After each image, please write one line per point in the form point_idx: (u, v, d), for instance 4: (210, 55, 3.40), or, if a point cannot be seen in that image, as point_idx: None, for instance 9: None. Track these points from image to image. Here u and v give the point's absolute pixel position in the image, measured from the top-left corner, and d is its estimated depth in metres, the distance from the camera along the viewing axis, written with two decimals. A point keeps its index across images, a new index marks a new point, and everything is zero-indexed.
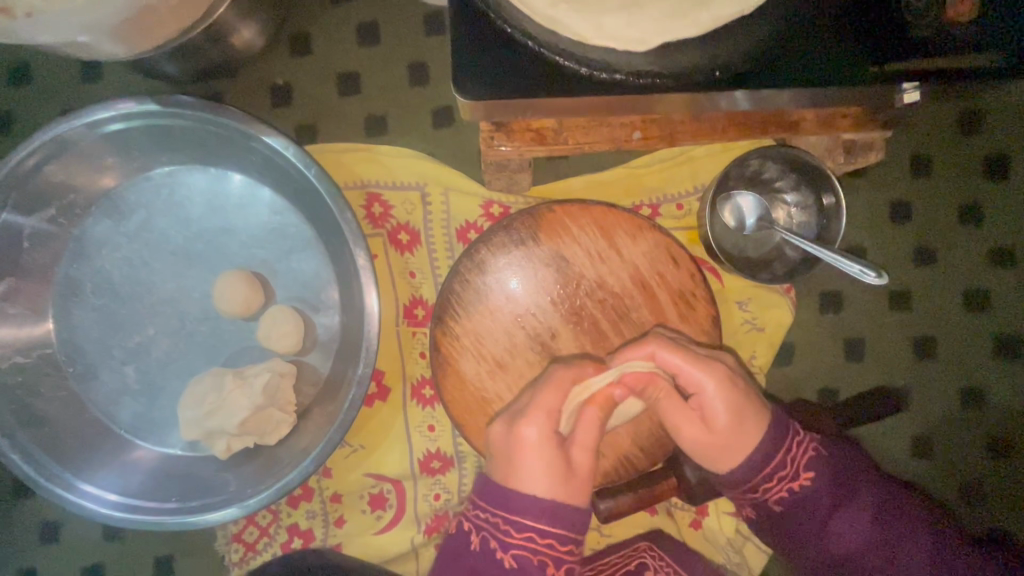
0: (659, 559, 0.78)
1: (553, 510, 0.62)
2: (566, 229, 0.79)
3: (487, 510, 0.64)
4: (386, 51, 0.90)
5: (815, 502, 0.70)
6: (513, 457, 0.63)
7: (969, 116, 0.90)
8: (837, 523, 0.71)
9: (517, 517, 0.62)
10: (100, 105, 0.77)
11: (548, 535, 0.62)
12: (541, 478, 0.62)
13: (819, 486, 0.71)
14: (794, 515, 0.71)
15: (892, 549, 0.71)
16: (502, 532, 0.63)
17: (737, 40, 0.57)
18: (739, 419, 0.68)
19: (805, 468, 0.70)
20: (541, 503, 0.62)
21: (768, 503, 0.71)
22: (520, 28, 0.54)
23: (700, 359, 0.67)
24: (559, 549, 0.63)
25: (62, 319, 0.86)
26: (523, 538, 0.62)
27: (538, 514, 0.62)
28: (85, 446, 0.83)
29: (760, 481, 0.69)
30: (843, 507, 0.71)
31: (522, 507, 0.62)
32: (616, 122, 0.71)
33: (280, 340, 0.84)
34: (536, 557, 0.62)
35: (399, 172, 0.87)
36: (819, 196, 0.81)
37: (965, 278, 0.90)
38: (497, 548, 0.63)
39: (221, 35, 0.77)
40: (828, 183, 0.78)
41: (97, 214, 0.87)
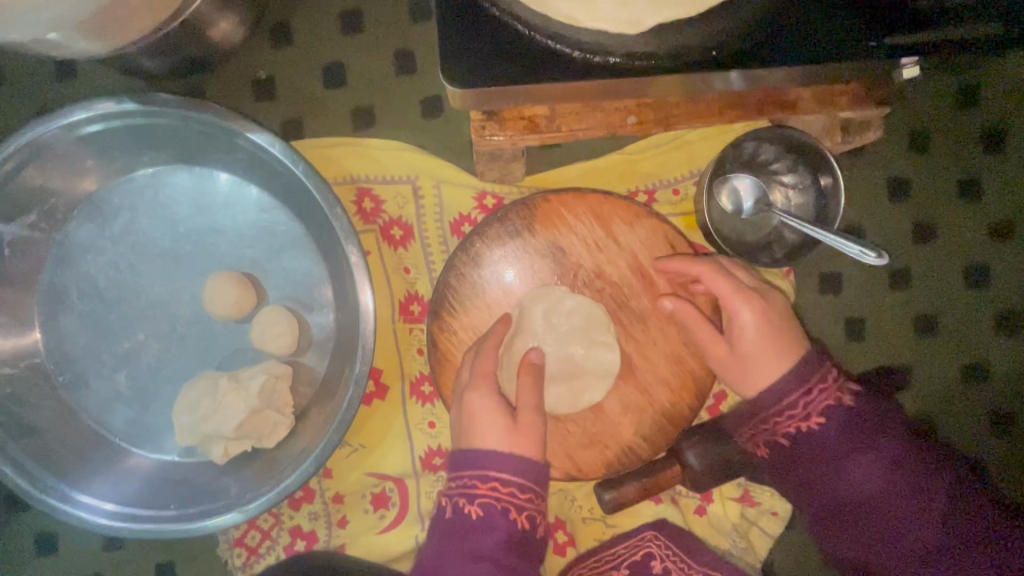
0: (664, 548, 0.81)
1: (509, 458, 0.68)
2: (562, 218, 0.78)
3: (454, 473, 0.69)
4: (371, 40, 0.87)
5: (828, 442, 0.70)
6: (469, 423, 0.71)
7: (964, 91, 0.88)
8: (850, 468, 0.69)
9: (483, 469, 0.68)
10: (76, 106, 0.75)
11: (507, 483, 0.67)
12: (492, 435, 0.69)
13: (833, 427, 0.70)
14: (803, 455, 0.71)
15: (907, 505, 0.67)
16: (469, 488, 0.67)
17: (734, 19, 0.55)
18: (774, 348, 0.72)
19: (820, 411, 0.70)
20: (494, 453, 0.68)
21: (776, 439, 0.73)
22: (508, 10, 0.54)
23: (742, 291, 0.72)
24: (520, 497, 0.67)
25: (49, 328, 0.85)
26: (487, 487, 0.67)
27: (496, 463, 0.67)
28: (79, 456, 0.82)
29: (772, 415, 0.72)
30: (858, 454, 0.69)
31: (481, 461, 0.68)
32: (609, 106, 0.68)
33: (273, 341, 0.82)
34: (502, 506, 0.66)
35: (389, 165, 0.85)
36: (817, 176, 0.79)
37: (963, 255, 0.89)
38: (466, 504, 0.67)
39: (199, 28, 0.74)
40: (827, 162, 0.77)
41: (79, 219, 0.85)
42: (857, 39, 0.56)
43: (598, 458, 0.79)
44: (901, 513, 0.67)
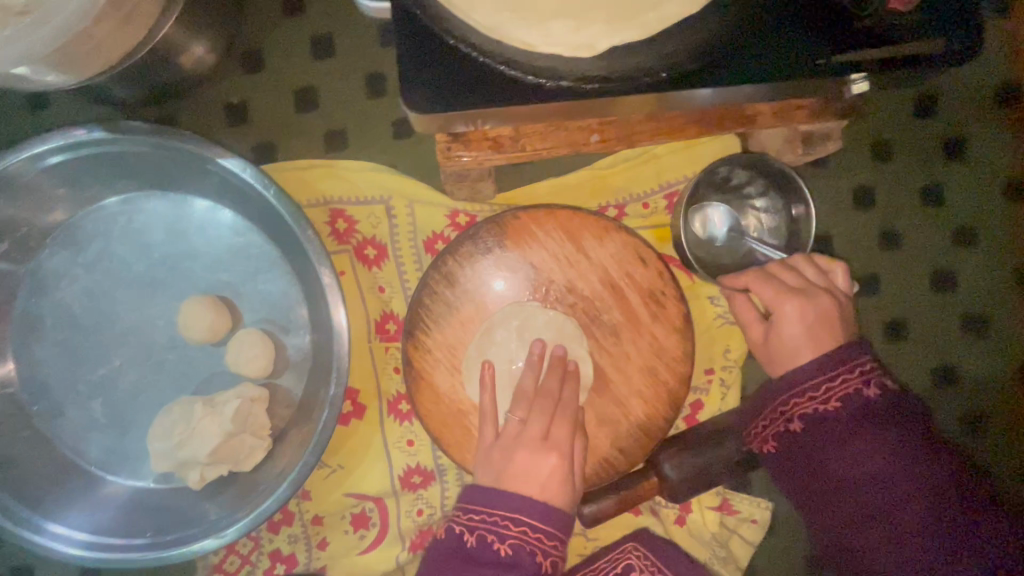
0: (644, 559, 0.80)
1: (542, 504, 0.66)
2: (533, 234, 0.79)
3: (484, 511, 0.67)
4: (342, 63, 0.88)
5: (836, 430, 0.64)
6: (507, 465, 0.70)
7: (925, 100, 0.89)
8: (849, 453, 0.63)
9: (516, 512, 0.65)
10: (46, 137, 0.75)
11: (537, 530, 0.65)
12: (531, 479, 0.68)
13: (848, 417, 0.63)
14: (806, 438, 0.66)
15: (895, 501, 0.62)
16: (501, 527, 0.65)
17: (688, 40, 0.56)
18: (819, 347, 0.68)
19: (840, 398, 0.64)
20: (532, 499, 0.66)
21: (783, 418, 0.67)
22: (463, 37, 0.54)
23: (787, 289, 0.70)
24: (546, 545, 0.65)
25: (23, 357, 0.84)
26: (519, 530, 0.65)
27: (534, 509, 0.66)
28: (53, 486, 0.81)
29: (790, 396, 0.67)
30: (864, 440, 0.63)
31: (516, 502, 0.66)
32: (572, 125, 0.69)
33: (248, 364, 0.82)
34: (530, 549, 0.64)
35: (362, 186, 0.86)
36: (791, 203, 0.82)
37: (929, 260, 0.90)
38: (495, 541, 0.65)
39: (168, 56, 0.75)
40: (798, 190, 0.80)
41: (52, 247, 0.85)
42: (802, 58, 0.58)
43: None
44: (885, 508, 0.62)
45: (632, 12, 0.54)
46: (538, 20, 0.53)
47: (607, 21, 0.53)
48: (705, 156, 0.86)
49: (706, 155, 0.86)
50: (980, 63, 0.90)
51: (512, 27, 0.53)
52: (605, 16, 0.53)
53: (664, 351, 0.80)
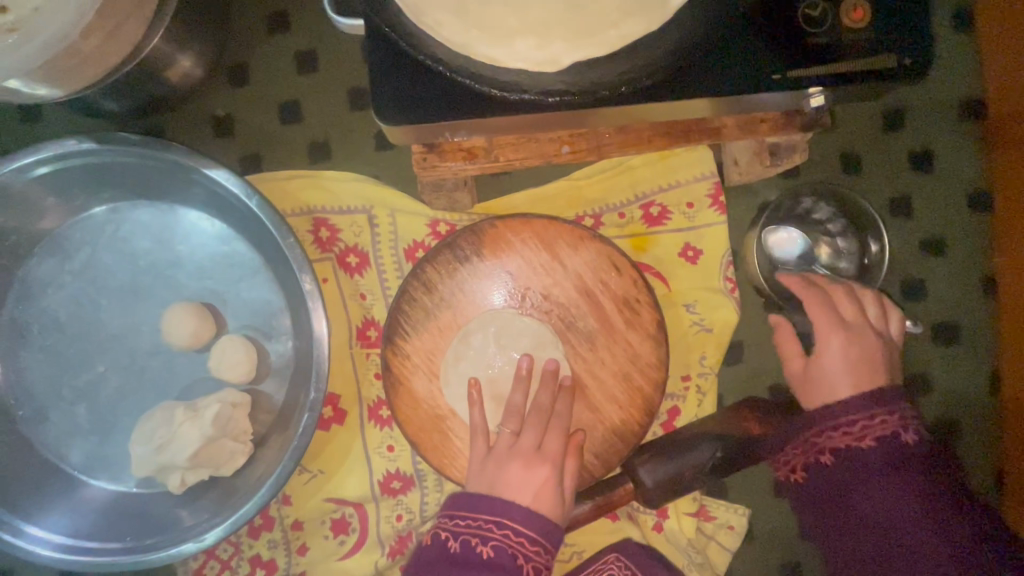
0: (624, 570, 0.83)
1: (527, 513, 0.71)
2: (509, 243, 0.81)
3: (470, 516, 0.71)
4: (327, 77, 0.90)
5: (868, 469, 0.66)
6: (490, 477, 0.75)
7: (890, 114, 0.91)
8: (882, 495, 0.65)
9: (497, 516, 0.71)
10: (36, 148, 0.77)
11: (519, 534, 0.70)
12: (513, 484, 0.74)
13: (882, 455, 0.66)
14: (837, 473, 0.68)
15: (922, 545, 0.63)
16: (485, 531, 0.70)
17: (649, 56, 0.58)
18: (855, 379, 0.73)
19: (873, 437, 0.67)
20: (519, 508, 0.72)
21: (817, 450, 0.70)
22: (431, 54, 0.56)
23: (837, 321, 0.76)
24: (529, 548, 0.70)
25: (10, 362, 0.86)
26: (501, 533, 0.70)
27: (519, 516, 0.71)
28: (34, 490, 0.82)
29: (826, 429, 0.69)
30: (893, 479, 0.65)
31: (503, 510, 0.71)
32: (544, 137, 0.71)
33: (230, 370, 0.84)
34: (512, 551, 0.69)
35: (345, 196, 0.88)
36: (863, 245, 0.87)
37: (900, 269, 0.91)
38: (479, 544, 0.69)
39: (155, 71, 0.78)
40: (877, 233, 0.86)
41: (41, 255, 0.87)
42: (759, 74, 0.60)
43: None
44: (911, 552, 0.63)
45: (594, 31, 0.57)
46: (503, 39, 0.56)
47: (568, 38, 0.57)
48: (679, 167, 0.88)
49: (680, 166, 0.89)
50: (943, 79, 0.92)
51: (479, 44, 0.56)
52: (564, 36, 0.57)
53: (639, 358, 0.81)
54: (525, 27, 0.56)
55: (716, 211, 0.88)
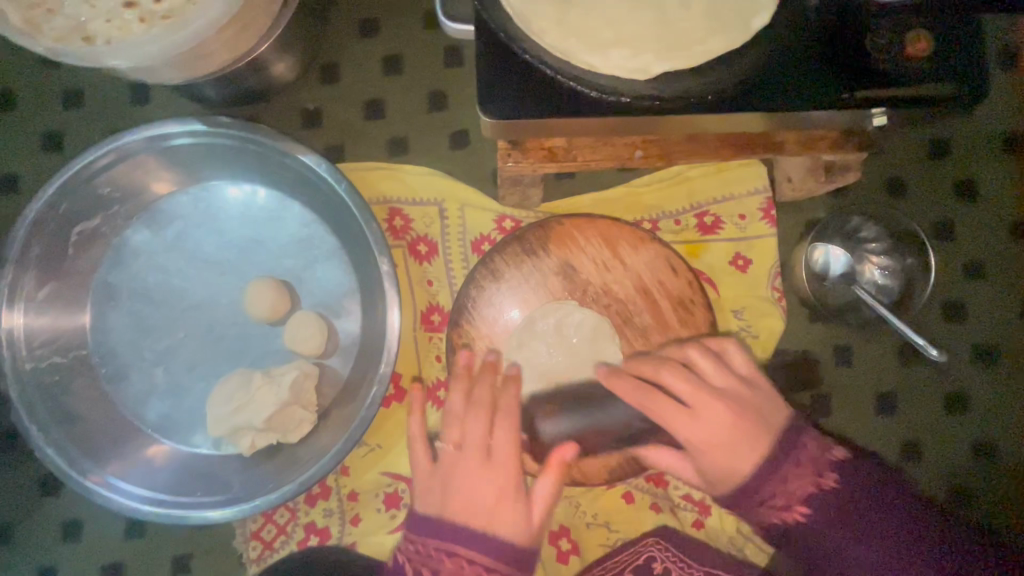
0: (665, 551, 0.86)
1: (483, 539, 0.70)
2: (574, 239, 0.87)
3: (422, 542, 0.72)
4: (409, 80, 0.97)
5: (822, 539, 0.71)
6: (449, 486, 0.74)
7: (937, 144, 0.96)
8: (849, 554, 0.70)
9: (450, 542, 0.70)
10: (152, 126, 0.86)
11: (473, 557, 0.69)
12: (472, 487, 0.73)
13: (811, 520, 0.71)
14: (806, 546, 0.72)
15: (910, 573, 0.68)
16: (433, 557, 0.70)
17: (729, 73, 0.65)
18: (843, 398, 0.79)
19: (796, 503, 0.72)
20: (470, 533, 0.70)
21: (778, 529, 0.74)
22: (539, 58, 0.62)
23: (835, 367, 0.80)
24: (488, 567, 0.69)
25: (97, 322, 0.92)
26: (453, 561, 0.70)
27: (472, 542, 0.70)
28: (113, 443, 0.88)
29: (762, 506, 0.73)
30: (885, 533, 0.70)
31: (455, 539, 0.70)
32: (619, 142, 0.77)
33: (303, 343, 0.89)
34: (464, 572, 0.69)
35: (419, 188, 0.94)
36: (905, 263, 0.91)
37: (943, 290, 0.95)
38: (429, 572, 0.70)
39: (262, 66, 0.86)
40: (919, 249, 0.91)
41: (137, 225, 0.93)
42: (828, 91, 0.65)
43: (601, 463, 0.85)
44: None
45: (682, 46, 0.64)
46: (599, 49, 0.63)
47: (656, 54, 0.64)
48: (734, 181, 0.94)
49: (735, 180, 0.94)
50: (987, 115, 0.97)
51: (578, 51, 0.63)
52: (652, 52, 0.64)
53: None
54: (621, 41, 0.64)
55: (767, 224, 0.93)
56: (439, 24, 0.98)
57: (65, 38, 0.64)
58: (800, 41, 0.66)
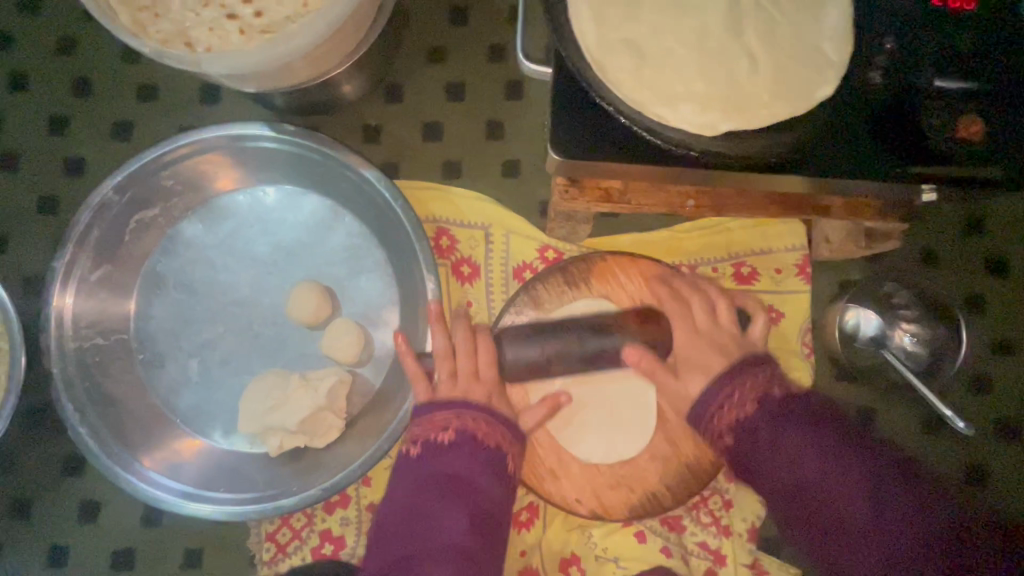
0: None
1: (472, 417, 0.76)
2: (615, 277, 0.90)
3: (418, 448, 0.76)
4: (470, 107, 1.01)
5: (755, 433, 0.70)
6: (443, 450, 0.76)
7: (973, 219, 0.99)
8: (788, 449, 0.68)
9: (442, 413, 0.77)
10: (224, 127, 0.89)
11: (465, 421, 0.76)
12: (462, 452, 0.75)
13: (758, 417, 0.71)
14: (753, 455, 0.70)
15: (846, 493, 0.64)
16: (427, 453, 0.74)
17: (787, 137, 0.69)
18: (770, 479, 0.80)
19: (740, 405, 0.72)
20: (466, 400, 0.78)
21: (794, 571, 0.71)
22: (616, 105, 0.66)
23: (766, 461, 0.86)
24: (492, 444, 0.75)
25: (141, 309, 0.94)
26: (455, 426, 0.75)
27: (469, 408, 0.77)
28: (142, 430, 0.89)
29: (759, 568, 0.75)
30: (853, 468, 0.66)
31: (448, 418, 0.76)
32: (673, 189, 0.81)
33: (341, 350, 0.91)
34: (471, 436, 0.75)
35: (468, 212, 0.97)
36: (938, 335, 0.92)
37: (970, 363, 0.97)
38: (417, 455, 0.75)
39: (334, 83, 0.89)
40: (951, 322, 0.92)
41: (192, 218, 0.96)
42: (883, 164, 0.68)
43: (622, 500, 0.86)
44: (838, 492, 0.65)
45: (748, 107, 0.67)
46: (670, 102, 0.67)
47: (725, 111, 0.66)
48: (774, 236, 0.97)
49: (774, 235, 0.97)
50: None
51: (649, 103, 0.66)
52: (721, 108, 0.67)
53: None
54: (691, 96, 0.67)
55: (802, 281, 0.96)
56: (503, 58, 1.02)
57: (170, 41, 0.69)
58: (857, 115, 0.69)
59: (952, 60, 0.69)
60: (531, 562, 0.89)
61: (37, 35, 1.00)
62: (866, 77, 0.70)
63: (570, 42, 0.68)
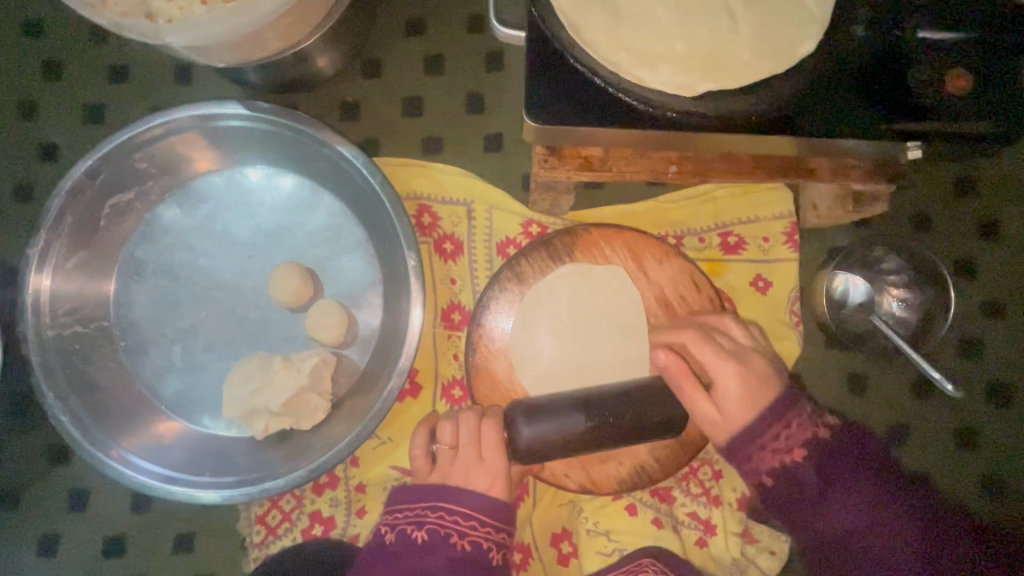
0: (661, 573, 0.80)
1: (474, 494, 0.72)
2: (601, 249, 0.88)
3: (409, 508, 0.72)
4: (449, 80, 0.99)
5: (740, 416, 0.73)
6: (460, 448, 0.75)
7: (963, 182, 0.98)
8: (761, 438, 0.71)
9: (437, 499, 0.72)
10: (196, 106, 0.87)
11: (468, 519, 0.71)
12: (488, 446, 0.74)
13: (729, 387, 0.74)
14: (721, 430, 0.74)
15: (820, 472, 0.68)
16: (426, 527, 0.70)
17: (768, 96, 0.67)
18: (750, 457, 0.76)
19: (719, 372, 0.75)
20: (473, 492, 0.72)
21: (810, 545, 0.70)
22: (589, 66, 0.65)
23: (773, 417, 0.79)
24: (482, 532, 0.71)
25: (121, 296, 0.93)
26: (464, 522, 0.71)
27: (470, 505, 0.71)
28: (127, 416, 0.89)
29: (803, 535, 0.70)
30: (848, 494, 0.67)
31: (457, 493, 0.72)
32: (655, 156, 0.79)
33: (324, 331, 0.89)
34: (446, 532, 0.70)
35: (450, 188, 0.96)
36: (926, 301, 0.91)
37: (960, 327, 0.96)
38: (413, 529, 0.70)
39: (307, 58, 0.87)
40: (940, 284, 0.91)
41: (169, 203, 0.95)
42: (870, 121, 0.66)
43: (611, 473, 0.85)
44: (819, 480, 0.68)
45: (728, 68, 0.65)
46: (647, 64, 0.65)
47: (704, 71, 0.65)
48: (761, 204, 0.95)
49: (761, 203, 0.95)
50: (1014, 158, 0.98)
51: (625, 65, 0.65)
52: (698, 69, 0.65)
53: None
54: (670, 56, 0.65)
55: (790, 248, 0.94)
56: (481, 29, 1.00)
57: (129, 13, 0.67)
58: (838, 71, 0.67)
59: (938, 13, 0.67)
60: (522, 537, 0.89)
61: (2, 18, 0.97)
62: (850, 32, 0.68)
63: (543, 1, 0.66)
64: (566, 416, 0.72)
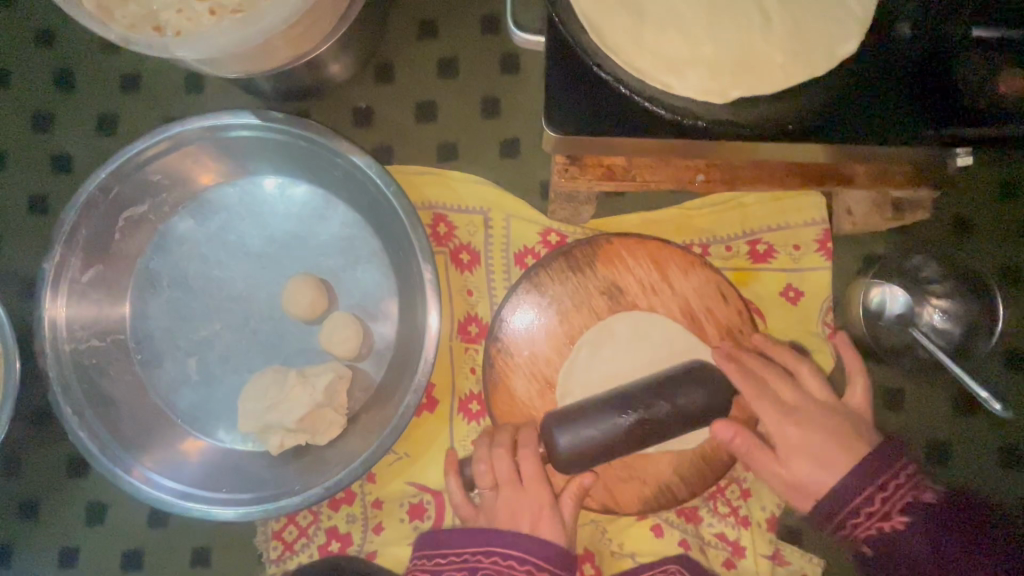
0: None
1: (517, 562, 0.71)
2: (623, 259, 0.85)
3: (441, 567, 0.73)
4: (463, 84, 0.96)
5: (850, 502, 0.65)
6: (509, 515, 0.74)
7: (1008, 185, 0.92)
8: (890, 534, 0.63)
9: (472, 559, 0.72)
10: (208, 116, 0.86)
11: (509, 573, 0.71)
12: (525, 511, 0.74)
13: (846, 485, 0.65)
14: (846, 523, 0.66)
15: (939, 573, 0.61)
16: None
17: (804, 100, 0.62)
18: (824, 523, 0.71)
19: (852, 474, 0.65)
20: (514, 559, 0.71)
21: None
22: (613, 74, 0.61)
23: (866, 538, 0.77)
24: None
25: (137, 308, 0.92)
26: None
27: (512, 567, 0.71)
28: (143, 430, 0.88)
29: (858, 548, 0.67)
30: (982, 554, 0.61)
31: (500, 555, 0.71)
32: (680, 163, 0.75)
33: (340, 344, 0.88)
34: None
35: (466, 196, 0.93)
36: (968, 314, 0.87)
37: (1007, 339, 0.90)
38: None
39: (318, 66, 0.84)
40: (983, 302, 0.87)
41: (183, 214, 0.94)
42: (914, 126, 0.61)
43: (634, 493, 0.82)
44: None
45: (762, 71, 0.61)
46: (674, 70, 0.61)
47: (735, 75, 0.61)
48: (790, 211, 0.90)
49: (791, 209, 0.90)
50: None
51: (651, 70, 0.61)
52: (729, 73, 0.61)
53: None
54: (698, 60, 0.61)
55: (823, 257, 0.90)
56: (497, 30, 0.97)
57: (136, 25, 0.65)
58: (882, 71, 0.63)
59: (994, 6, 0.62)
60: None
61: (14, 28, 0.97)
62: (895, 28, 0.63)
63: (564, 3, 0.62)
64: (603, 415, 0.70)
